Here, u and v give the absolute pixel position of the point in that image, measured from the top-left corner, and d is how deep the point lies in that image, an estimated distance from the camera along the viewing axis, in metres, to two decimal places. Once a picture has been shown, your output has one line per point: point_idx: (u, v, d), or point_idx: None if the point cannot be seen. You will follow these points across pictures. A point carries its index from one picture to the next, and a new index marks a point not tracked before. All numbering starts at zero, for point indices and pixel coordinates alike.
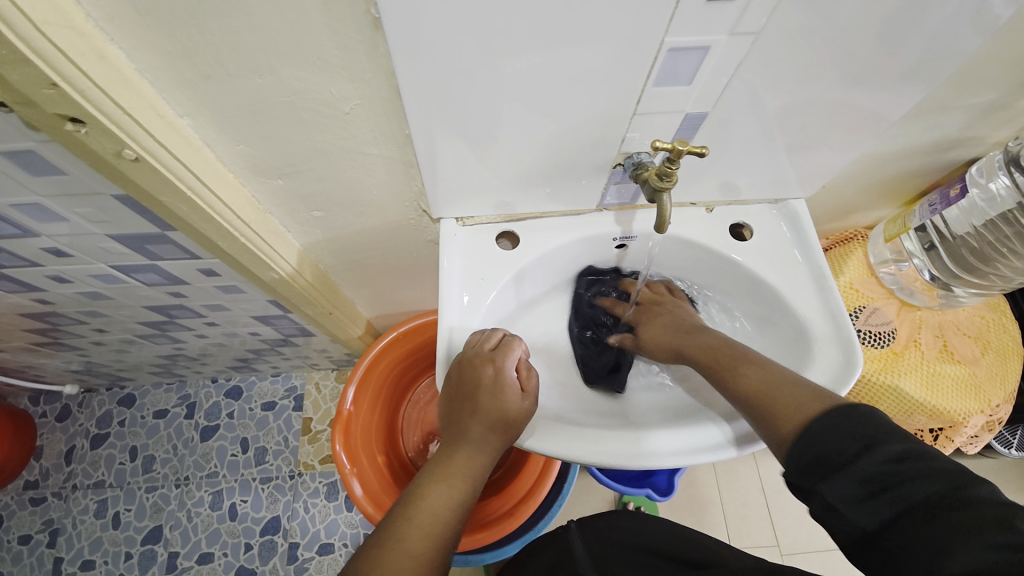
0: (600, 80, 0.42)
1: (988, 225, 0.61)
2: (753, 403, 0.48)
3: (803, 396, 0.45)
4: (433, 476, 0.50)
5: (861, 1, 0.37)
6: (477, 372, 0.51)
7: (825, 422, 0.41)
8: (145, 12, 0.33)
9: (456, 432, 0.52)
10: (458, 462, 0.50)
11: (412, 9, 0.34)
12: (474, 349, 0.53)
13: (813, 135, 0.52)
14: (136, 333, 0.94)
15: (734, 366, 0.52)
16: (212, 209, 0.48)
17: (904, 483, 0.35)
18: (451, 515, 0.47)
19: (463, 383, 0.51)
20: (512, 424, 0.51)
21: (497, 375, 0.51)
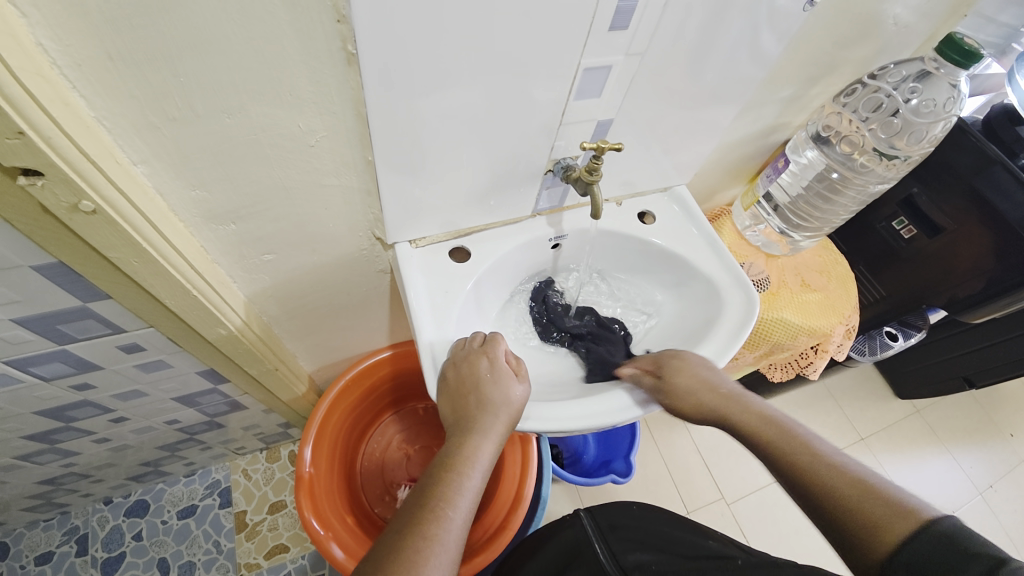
0: (533, 97, 0.50)
1: (808, 185, 0.83)
2: (835, 507, 0.46)
3: (889, 507, 0.43)
4: (442, 473, 0.51)
5: (705, 28, 0.52)
6: (476, 369, 0.55)
7: (920, 543, 0.40)
8: (117, 57, 0.33)
9: (459, 428, 0.54)
10: (467, 456, 0.52)
11: (383, 45, 0.39)
12: (466, 350, 0.57)
13: (687, 130, 0.67)
14: (14, 453, 0.77)
15: (793, 453, 0.51)
16: (165, 260, 0.47)
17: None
18: (463, 504, 0.49)
19: (461, 378, 0.55)
20: (513, 406, 0.55)
21: (495, 367, 0.56)
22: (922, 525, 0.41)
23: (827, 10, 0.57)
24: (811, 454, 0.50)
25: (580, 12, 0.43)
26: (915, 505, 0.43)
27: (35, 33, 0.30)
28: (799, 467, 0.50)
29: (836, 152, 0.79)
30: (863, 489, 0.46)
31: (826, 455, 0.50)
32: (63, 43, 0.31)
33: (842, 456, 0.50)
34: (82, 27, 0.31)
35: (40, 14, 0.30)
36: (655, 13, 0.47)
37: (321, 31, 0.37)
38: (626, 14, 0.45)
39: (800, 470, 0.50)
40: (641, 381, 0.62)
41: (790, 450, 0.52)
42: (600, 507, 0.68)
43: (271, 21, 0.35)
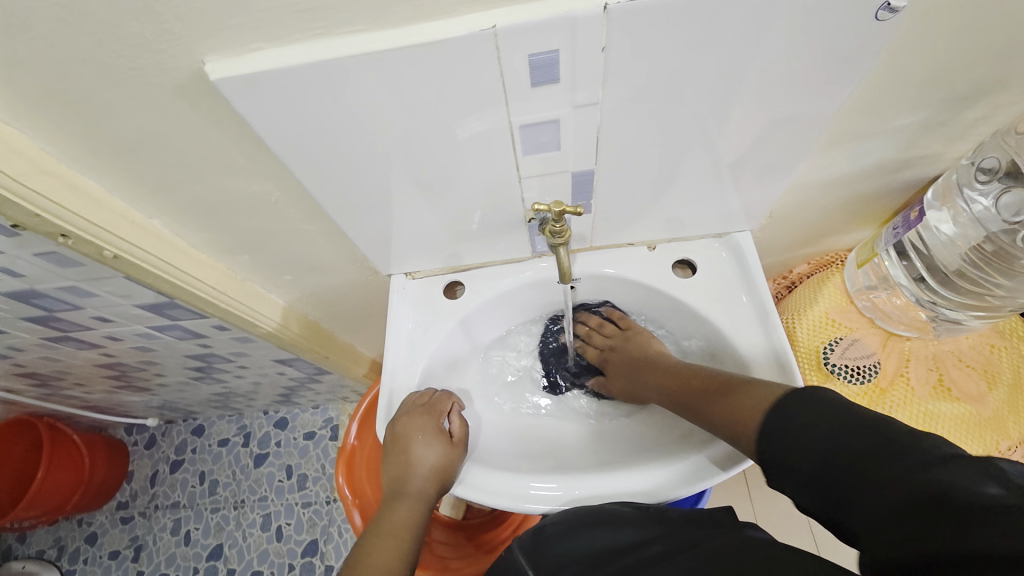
0: (474, 154, 0.45)
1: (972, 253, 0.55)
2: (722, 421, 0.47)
3: (750, 400, 0.45)
4: (373, 538, 0.54)
5: (705, 59, 0.38)
6: (409, 427, 0.57)
7: (778, 424, 0.40)
8: (96, 151, 0.43)
9: (395, 491, 0.58)
10: (399, 517, 0.56)
11: (280, 130, 0.40)
12: (407, 408, 0.59)
13: (730, 173, 0.52)
14: (189, 375, 1.11)
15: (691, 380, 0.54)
16: (191, 285, 0.58)
17: (861, 456, 0.34)
18: (391, 566, 0.52)
19: (397, 438, 0.58)
20: (446, 468, 0.57)
21: (419, 424, 0.57)
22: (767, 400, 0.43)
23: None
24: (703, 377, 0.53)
25: (484, 75, 0.37)
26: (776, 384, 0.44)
27: (35, 141, 0.41)
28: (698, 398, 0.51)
29: (1001, 212, 0.51)
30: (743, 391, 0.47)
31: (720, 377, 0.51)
32: (52, 143, 0.42)
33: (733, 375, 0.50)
34: (64, 134, 0.41)
35: (35, 131, 0.41)
36: (593, 61, 0.36)
37: (226, 119, 0.40)
38: (547, 67, 0.36)
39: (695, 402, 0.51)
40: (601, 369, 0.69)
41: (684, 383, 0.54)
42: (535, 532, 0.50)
43: (184, 116, 0.40)
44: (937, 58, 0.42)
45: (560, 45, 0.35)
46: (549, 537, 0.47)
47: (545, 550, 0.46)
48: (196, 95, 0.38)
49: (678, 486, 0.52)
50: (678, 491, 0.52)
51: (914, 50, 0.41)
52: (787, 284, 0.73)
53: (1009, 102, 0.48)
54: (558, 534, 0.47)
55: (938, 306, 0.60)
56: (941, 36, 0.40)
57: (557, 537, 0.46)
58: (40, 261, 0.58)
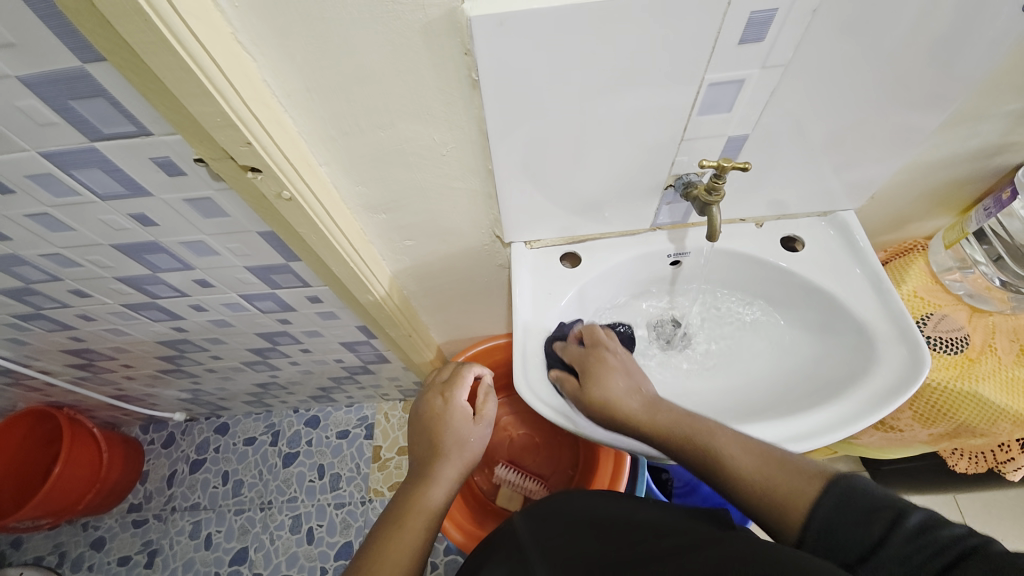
0: (650, 111, 0.49)
1: None
2: (751, 494, 0.45)
3: (798, 480, 0.43)
4: (407, 515, 0.61)
5: (879, 32, 0.44)
6: (431, 406, 0.75)
7: (828, 509, 0.39)
8: (312, 89, 0.45)
9: (421, 476, 0.67)
10: (428, 495, 0.64)
11: (500, 74, 0.44)
12: (428, 389, 0.77)
13: (853, 151, 0.58)
14: (244, 360, 1.09)
15: (713, 447, 0.50)
16: (334, 239, 0.60)
17: (931, 559, 0.33)
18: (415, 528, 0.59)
19: (427, 417, 0.74)
20: (465, 443, 0.70)
21: (450, 403, 0.74)
22: (821, 491, 0.41)
23: None
24: (724, 447, 0.49)
25: (702, 30, 0.41)
26: (818, 471, 0.44)
27: (262, 72, 0.44)
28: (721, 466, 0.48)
29: None
30: (779, 467, 0.45)
31: (733, 437, 0.50)
32: (276, 77, 0.44)
33: (751, 439, 0.50)
34: (290, 68, 0.43)
35: (267, 63, 0.43)
36: (800, 22, 0.41)
37: (453, 62, 0.43)
38: (761, 25, 0.41)
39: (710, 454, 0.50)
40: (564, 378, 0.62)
41: (703, 450, 0.50)
42: (534, 509, 0.62)
43: (414, 55, 0.43)
44: None
45: (779, 5, 0.40)
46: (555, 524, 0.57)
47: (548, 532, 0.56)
48: (438, 32, 0.41)
49: (814, 435, 0.55)
50: (821, 440, 0.55)
51: None
52: None
53: None
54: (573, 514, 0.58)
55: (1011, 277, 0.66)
56: None
57: (564, 519, 0.57)
58: (183, 208, 0.59)
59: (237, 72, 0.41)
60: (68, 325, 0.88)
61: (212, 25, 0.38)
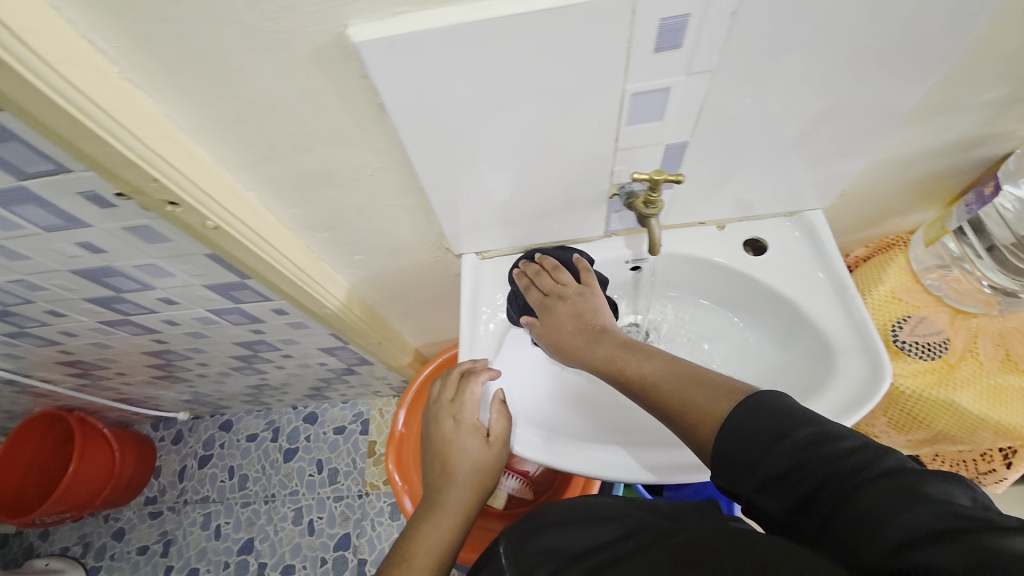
0: (574, 123, 0.46)
1: None
2: (675, 417, 0.44)
3: (715, 396, 0.42)
4: (414, 551, 0.54)
5: (817, 29, 0.40)
6: (441, 428, 0.63)
7: (734, 426, 0.38)
8: (214, 119, 0.44)
9: (431, 502, 0.60)
10: (441, 527, 0.57)
11: (406, 97, 0.42)
12: (438, 404, 0.64)
13: (813, 150, 0.54)
14: (230, 365, 1.12)
15: (649, 376, 0.49)
16: (275, 261, 0.59)
17: (846, 475, 0.33)
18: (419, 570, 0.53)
19: (435, 441, 0.63)
20: (482, 469, 0.60)
21: (461, 426, 0.62)
22: (733, 408, 0.40)
23: None
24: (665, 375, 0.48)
25: (612, 40, 0.38)
26: (740, 388, 0.42)
27: (160, 107, 0.43)
28: (656, 393, 0.47)
29: None
30: (701, 386, 0.44)
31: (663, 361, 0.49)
32: (177, 110, 0.43)
33: (679, 361, 0.49)
34: (187, 102, 0.43)
35: (163, 98, 0.42)
36: (720, 25, 0.38)
37: (352, 87, 0.41)
38: (674, 33, 0.38)
39: (641, 386, 0.49)
40: (529, 292, 0.64)
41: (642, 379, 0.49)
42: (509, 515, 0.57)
43: (313, 83, 0.41)
44: None
45: (692, 10, 0.36)
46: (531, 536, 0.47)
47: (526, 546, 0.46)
48: (330, 58, 0.39)
49: None
50: None
51: (1009, 24, 0.43)
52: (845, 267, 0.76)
53: None
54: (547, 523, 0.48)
55: (987, 271, 0.61)
56: None
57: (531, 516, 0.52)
58: (125, 236, 0.59)
59: (128, 111, 0.41)
60: (54, 340, 0.91)
61: (90, 66, 0.38)
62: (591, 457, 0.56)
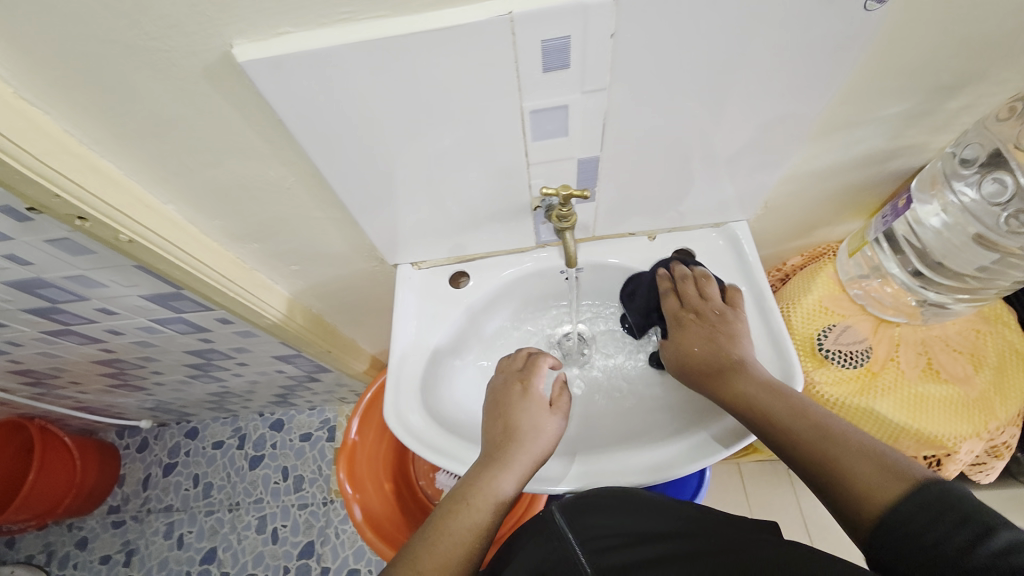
0: (482, 138, 0.47)
1: (947, 239, 0.59)
2: (815, 471, 0.46)
3: (878, 471, 0.43)
4: (455, 508, 0.51)
5: (706, 49, 0.41)
6: (508, 392, 0.59)
7: (914, 500, 0.40)
8: (116, 134, 0.45)
9: (487, 457, 0.54)
10: (494, 488, 0.52)
11: (304, 112, 0.42)
12: (505, 372, 0.62)
13: (729, 164, 0.55)
14: (187, 373, 1.11)
15: (792, 430, 0.48)
16: (202, 272, 0.59)
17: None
18: (462, 534, 0.50)
19: (497, 402, 0.58)
20: (547, 440, 0.56)
21: (528, 394, 0.58)
22: (909, 490, 0.41)
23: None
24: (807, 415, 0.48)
25: (499, 58, 0.39)
26: (913, 468, 0.42)
27: (60, 123, 0.43)
28: (796, 442, 0.48)
29: (979, 195, 0.56)
30: (846, 450, 0.45)
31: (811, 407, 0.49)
32: (76, 125, 0.44)
33: (809, 404, 0.50)
34: (86, 117, 0.43)
35: (60, 114, 0.42)
36: (603, 47, 0.39)
37: (247, 101, 0.42)
38: (560, 52, 0.39)
39: (757, 409, 0.50)
40: (666, 298, 0.62)
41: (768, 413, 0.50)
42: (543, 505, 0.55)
43: (208, 99, 0.41)
44: (919, 50, 0.45)
45: (572, 31, 0.37)
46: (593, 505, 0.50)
47: (586, 517, 0.50)
48: (219, 74, 0.39)
49: (680, 462, 0.54)
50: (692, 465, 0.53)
51: (899, 43, 0.44)
52: (781, 276, 0.77)
53: (987, 93, 0.51)
54: (605, 510, 0.50)
55: (927, 290, 0.63)
56: (921, 31, 0.43)
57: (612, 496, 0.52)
58: (49, 248, 0.59)
59: (22, 128, 0.41)
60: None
61: None
62: (612, 470, 0.55)
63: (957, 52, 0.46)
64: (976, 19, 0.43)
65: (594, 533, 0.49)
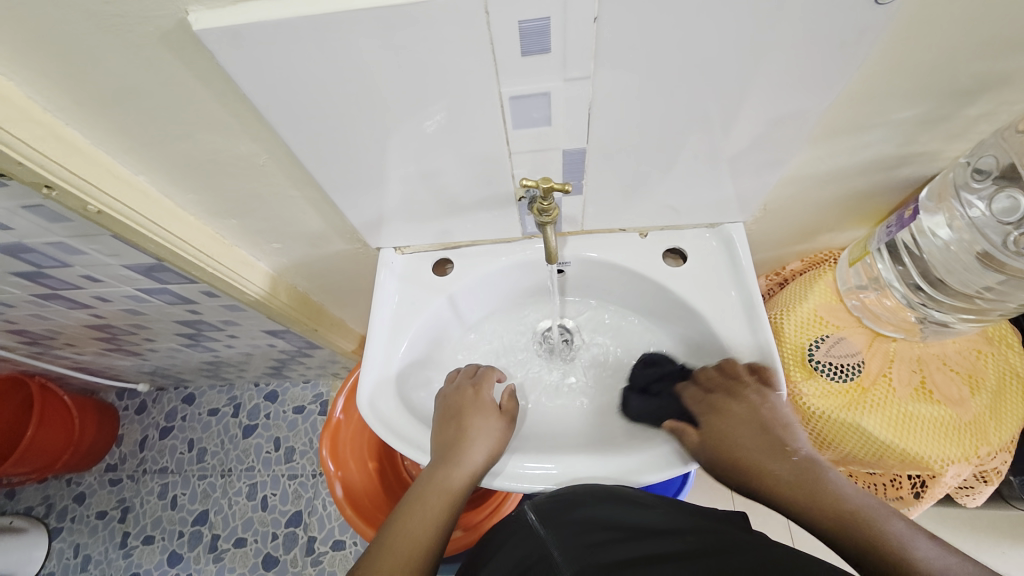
0: (461, 122, 0.45)
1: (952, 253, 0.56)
2: None
3: None
4: (424, 493, 0.53)
5: (698, 39, 0.38)
6: (460, 395, 0.60)
7: None
8: (80, 102, 0.43)
9: (440, 456, 0.55)
10: (444, 481, 0.53)
11: (270, 86, 0.40)
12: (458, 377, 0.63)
13: (725, 162, 0.52)
14: (180, 341, 1.11)
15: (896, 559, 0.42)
16: (178, 246, 0.58)
17: None
18: (419, 528, 0.50)
19: (451, 404, 0.60)
20: (492, 439, 0.57)
21: (478, 395, 0.60)
22: None
23: None
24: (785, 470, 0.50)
25: (473, 38, 0.36)
26: None
27: (21, 87, 0.41)
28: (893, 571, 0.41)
29: (991, 212, 0.52)
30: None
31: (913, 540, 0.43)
32: (37, 90, 0.42)
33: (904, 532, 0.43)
34: (48, 82, 0.41)
35: (20, 77, 0.41)
36: (585, 31, 0.36)
37: (213, 72, 0.40)
38: (539, 35, 0.36)
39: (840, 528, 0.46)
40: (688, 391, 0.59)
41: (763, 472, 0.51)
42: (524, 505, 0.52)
43: (171, 69, 0.40)
44: (935, 51, 0.41)
45: (551, 12, 0.35)
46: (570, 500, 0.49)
47: (563, 512, 0.48)
48: (179, 42, 0.37)
49: (659, 469, 0.52)
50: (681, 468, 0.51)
51: (913, 41, 0.41)
52: (779, 280, 0.74)
53: (1010, 100, 0.47)
54: (600, 512, 0.47)
55: (928, 308, 0.61)
56: (938, 29, 0.40)
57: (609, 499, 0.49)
58: (26, 214, 0.58)
59: None
60: None
61: None
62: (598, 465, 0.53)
63: (977, 54, 0.42)
64: (1000, 19, 0.39)
65: (574, 527, 0.46)
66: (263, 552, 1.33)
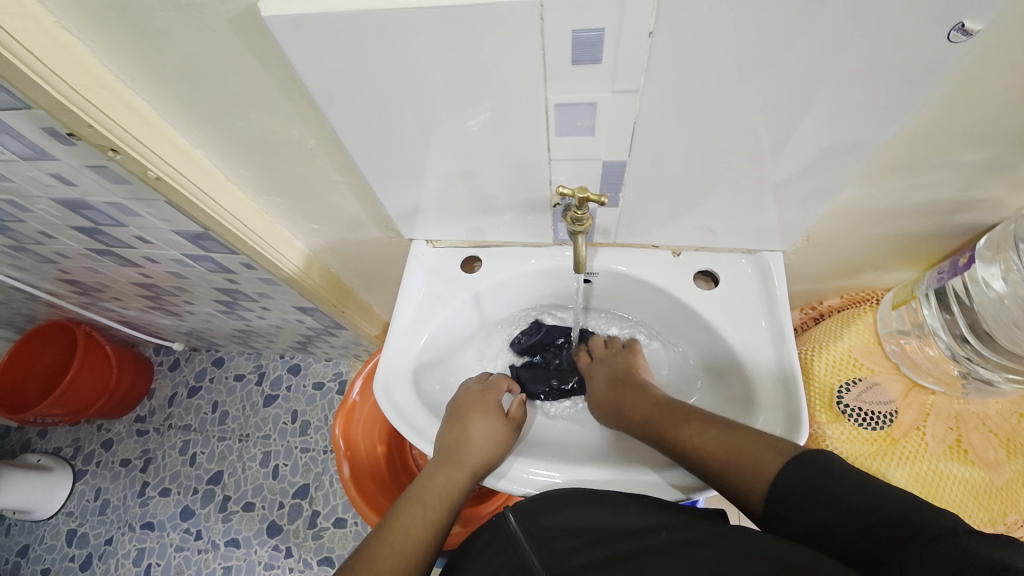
0: (504, 124, 0.45)
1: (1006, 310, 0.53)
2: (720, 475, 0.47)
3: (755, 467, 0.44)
4: (422, 495, 0.54)
5: (753, 63, 0.37)
6: (468, 401, 0.61)
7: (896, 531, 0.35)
8: (151, 74, 0.46)
9: (442, 459, 0.55)
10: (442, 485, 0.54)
11: (324, 75, 0.42)
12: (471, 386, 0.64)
13: (769, 188, 0.50)
14: (216, 307, 1.17)
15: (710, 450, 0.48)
16: (224, 218, 0.61)
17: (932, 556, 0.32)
18: (415, 529, 0.51)
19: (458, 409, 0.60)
20: (497, 447, 0.57)
21: (485, 404, 0.61)
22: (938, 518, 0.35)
23: (1005, 32, 0.35)
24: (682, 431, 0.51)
25: (523, 43, 0.37)
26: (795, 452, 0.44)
27: (98, 57, 0.45)
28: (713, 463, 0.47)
29: None
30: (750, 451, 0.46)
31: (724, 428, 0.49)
32: (113, 60, 0.45)
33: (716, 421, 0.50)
34: (124, 54, 0.44)
35: (98, 47, 0.44)
36: (638, 45, 0.36)
37: (273, 57, 0.42)
38: (590, 46, 0.37)
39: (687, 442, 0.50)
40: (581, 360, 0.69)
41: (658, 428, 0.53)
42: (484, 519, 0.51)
43: (235, 51, 0.42)
44: (1009, 95, 0.39)
45: (605, 24, 0.35)
46: (549, 505, 0.48)
47: (541, 518, 0.48)
48: (248, 29, 0.40)
49: (664, 492, 0.51)
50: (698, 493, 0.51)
51: (984, 83, 0.38)
52: (814, 315, 0.71)
53: None
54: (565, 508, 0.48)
55: (973, 363, 0.58)
56: (1015, 71, 0.37)
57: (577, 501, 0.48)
58: (92, 173, 0.62)
59: (62, 58, 0.43)
60: (53, 259, 0.98)
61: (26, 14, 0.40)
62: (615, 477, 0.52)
63: None
64: None
65: (550, 535, 0.46)
66: (269, 519, 1.38)
